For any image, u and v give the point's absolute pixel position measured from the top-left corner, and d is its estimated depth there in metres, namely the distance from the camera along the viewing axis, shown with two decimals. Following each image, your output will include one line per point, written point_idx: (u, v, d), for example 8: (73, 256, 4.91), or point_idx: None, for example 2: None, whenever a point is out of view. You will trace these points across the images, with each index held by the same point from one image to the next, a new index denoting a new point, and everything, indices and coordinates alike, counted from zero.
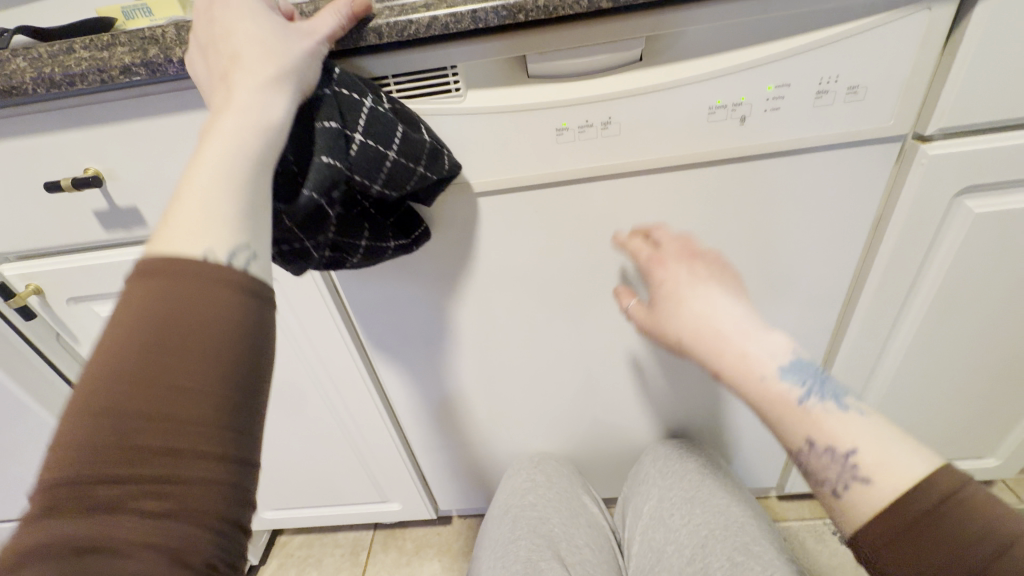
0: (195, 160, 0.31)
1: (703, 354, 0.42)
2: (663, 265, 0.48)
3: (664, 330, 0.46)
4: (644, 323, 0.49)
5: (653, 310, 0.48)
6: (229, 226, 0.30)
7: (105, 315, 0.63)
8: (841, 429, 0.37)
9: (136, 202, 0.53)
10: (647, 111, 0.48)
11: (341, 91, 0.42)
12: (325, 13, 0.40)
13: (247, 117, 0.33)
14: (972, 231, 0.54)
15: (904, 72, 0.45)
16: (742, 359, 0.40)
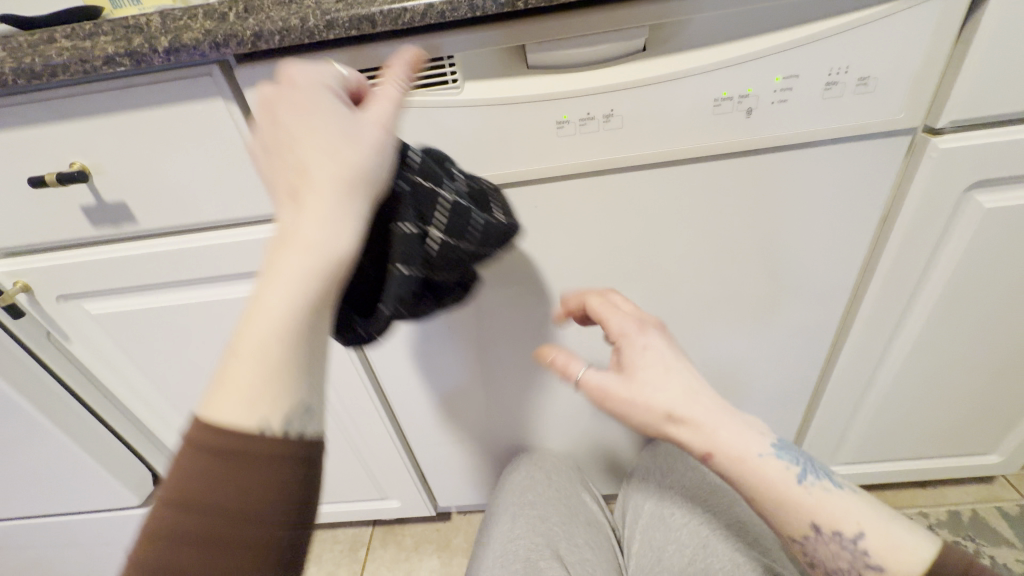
0: (253, 312, 0.27)
1: (688, 428, 0.41)
2: (639, 336, 0.46)
3: (642, 402, 0.42)
4: (610, 393, 0.43)
5: (628, 382, 0.44)
6: (287, 392, 0.27)
7: (95, 313, 0.62)
8: (845, 513, 0.39)
9: (124, 198, 0.52)
10: (651, 103, 0.46)
11: (417, 183, 0.40)
12: (386, 83, 0.33)
13: (317, 255, 0.27)
14: (982, 226, 0.53)
15: (916, 62, 0.44)
16: (724, 436, 0.40)
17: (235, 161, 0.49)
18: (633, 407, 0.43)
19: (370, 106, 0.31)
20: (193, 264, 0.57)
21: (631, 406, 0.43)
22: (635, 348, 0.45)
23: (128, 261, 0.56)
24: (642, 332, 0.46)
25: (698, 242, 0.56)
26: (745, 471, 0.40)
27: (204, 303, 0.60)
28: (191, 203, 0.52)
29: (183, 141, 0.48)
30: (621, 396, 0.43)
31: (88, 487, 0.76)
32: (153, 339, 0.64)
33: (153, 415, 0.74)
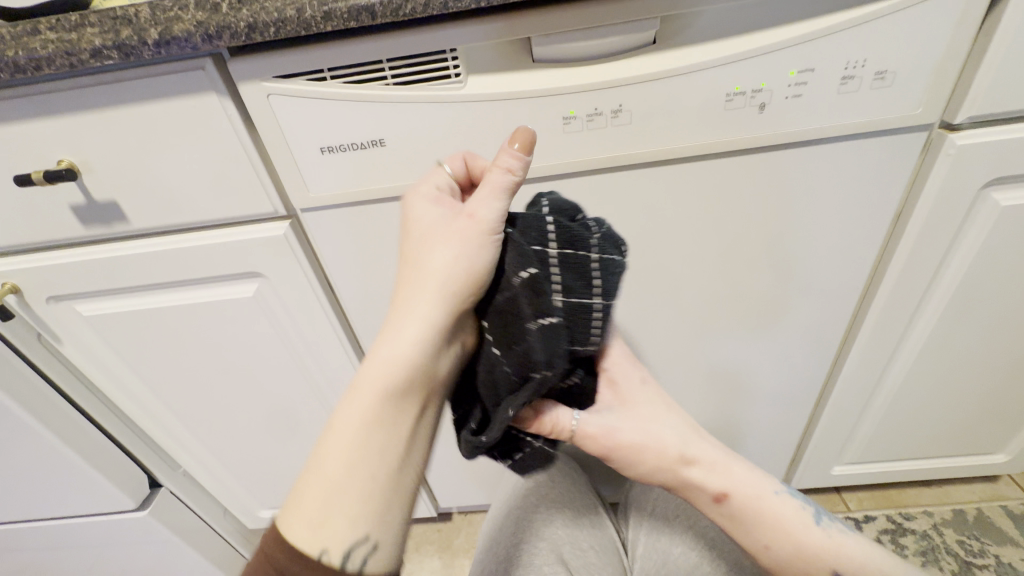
0: (344, 415, 0.35)
1: (701, 473, 0.48)
2: (630, 376, 0.51)
3: (655, 446, 0.48)
4: (623, 438, 0.48)
5: (634, 422, 0.49)
6: (356, 511, 0.33)
7: (87, 315, 0.60)
8: (859, 551, 0.45)
9: (115, 197, 0.50)
10: (661, 98, 0.44)
11: (530, 276, 0.38)
12: (481, 191, 0.38)
13: (393, 368, 0.35)
14: (997, 225, 0.51)
15: (935, 56, 0.43)
16: (731, 476, 0.48)
17: (230, 158, 0.48)
18: (646, 452, 0.48)
19: (464, 219, 0.38)
20: (187, 264, 0.55)
21: (643, 450, 0.48)
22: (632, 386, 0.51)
23: (120, 261, 0.55)
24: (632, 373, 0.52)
25: (707, 241, 0.55)
26: (761, 507, 0.47)
27: (199, 304, 0.59)
28: (185, 202, 0.50)
29: (176, 137, 0.46)
30: (635, 441, 0.48)
31: (84, 492, 0.75)
32: (147, 341, 0.63)
33: (149, 418, 0.73)
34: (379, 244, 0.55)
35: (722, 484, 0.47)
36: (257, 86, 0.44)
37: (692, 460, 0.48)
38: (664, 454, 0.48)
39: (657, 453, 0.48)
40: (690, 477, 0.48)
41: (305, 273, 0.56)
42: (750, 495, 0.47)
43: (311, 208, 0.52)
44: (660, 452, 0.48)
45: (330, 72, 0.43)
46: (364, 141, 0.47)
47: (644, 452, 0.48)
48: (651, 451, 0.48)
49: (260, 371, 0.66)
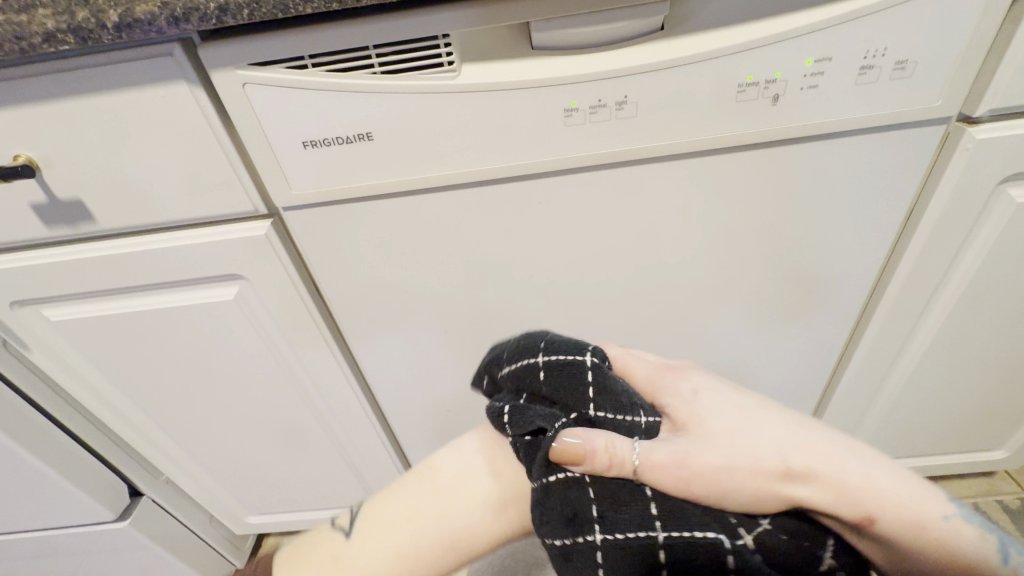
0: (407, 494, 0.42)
1: (795, 452, 0.32)
2: (669, 391, 0.38)
3: (724, 457, 0.33)
4: (699, 463, 0.33)
5: (711, 444, 0.33)
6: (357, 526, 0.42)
7: (56, 320, 0.56)
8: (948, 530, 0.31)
9: (80, 195, 0.46)
10: (668, 89, 0.42)
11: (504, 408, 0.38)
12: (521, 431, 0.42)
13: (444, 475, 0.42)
14: (1012, 222, 0.50)
15: (959, 44, 0.40)
16: (844, 470, 0.32)
17: (203, 152, 0.44)
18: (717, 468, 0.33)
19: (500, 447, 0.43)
20: (162, 267, 0.51)
21: (732, 474, 0.32)
22: (692, 400, 0.36)
23: (88, 264, 0.51)
24: (684, 375, 0.39)
25: (713, 239, 0.52)
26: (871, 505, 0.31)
27: (177, 309, 0.55)
28: (156, 200, 0.47)
29: (143, 130, 0.42)
30: (717, 463, 0.32)
31: (58, 503, 0.71)
32: (122, 347, 0.59)
33: (127, 426, 0.69)
34: (367, 243, 0.51)
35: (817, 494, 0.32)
36: (231, 74, 0.40)
37: (787, 476, 0.32)
38: (755, 463, 0.32)
39: (752, 454, 0.33)
40: (783, 489, 0.32)
41: (292, 280, 0.53)
42: (865, 489, 0.31)
43: (293, 205, 0.48)
44: (737, 459, 0.33)
45: (311, 60, 0.40)
46: (350, 134, 0.43)
47: (712, 468, 0.32)
48: (724, 461, 0.33)
49: (244, 377, 0.63)
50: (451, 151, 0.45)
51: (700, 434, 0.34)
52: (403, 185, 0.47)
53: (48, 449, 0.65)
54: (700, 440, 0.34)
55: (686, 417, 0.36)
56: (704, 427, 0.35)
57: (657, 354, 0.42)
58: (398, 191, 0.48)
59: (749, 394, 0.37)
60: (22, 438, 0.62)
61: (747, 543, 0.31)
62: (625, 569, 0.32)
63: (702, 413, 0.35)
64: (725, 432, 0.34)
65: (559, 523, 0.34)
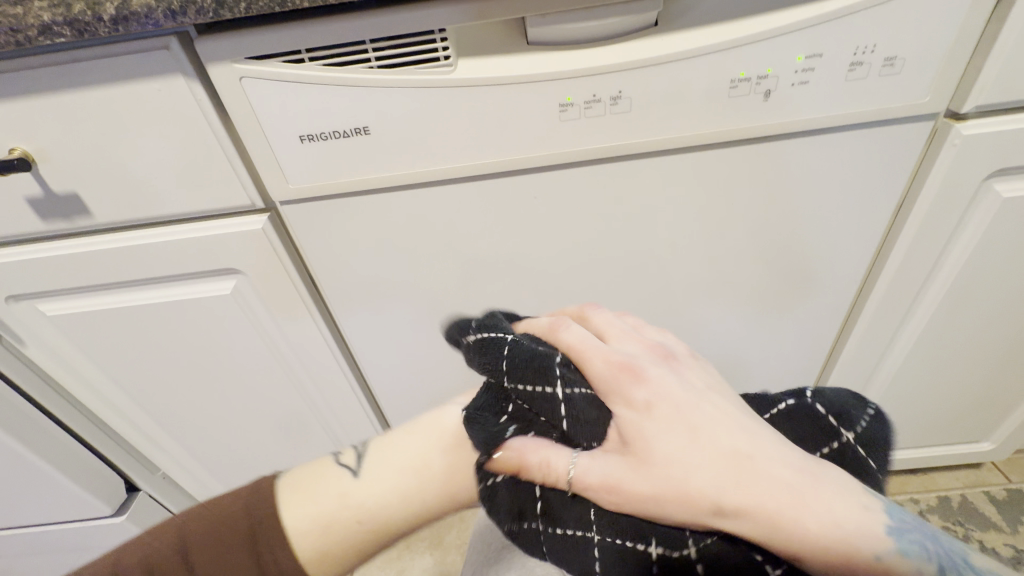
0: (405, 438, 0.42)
1: (726, 482, 0.31)
2: (627, 393, 0.36)
3: (654, 486, 0.33)
4: (629, 492, 0.33)
5: (643, 472, 0.33)
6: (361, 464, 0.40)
7: (51, 314, 0.56)
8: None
9: (76, 188, 0.46)
10: (662, 85, 0.42)
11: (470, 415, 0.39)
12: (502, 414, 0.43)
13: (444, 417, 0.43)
14: (998, 217, 0.51)
15: (946, 41, 0.41)
16: (777, 509, 0.30)
17: (200, 146, 0.44)
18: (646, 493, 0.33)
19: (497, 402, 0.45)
20: (158, 261, 0.51)
21: (659, 504, 0.33)
22: (640, 417, 0.35)
23: (84, 258, 0.51)
24: (643, 380, 0.36)
25: (706, 233, 0.53)
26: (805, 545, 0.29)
27: (173, 303, 0.55)
28: (153, 194, 0.47)
29: (139, 123, 0.43)
30: (647, 492, 0.33)
31: (54, 498, 0.71)
32: (118, 342, 0.59)
33: (122, 421, 0.69)
34: (364, 237, 0.52)
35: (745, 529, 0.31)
36: (228, 67, 0.40)
37: (718, 509, 0.31)
38: (683, 492, 0.32)
39: (682, 484, 0.32)
40: (712, 521, 0.32)
41: (288, 274, 0.54)
42: (799, 530, 0.29)
43: (291, 199, 0.49)
44: (667, 490, 0.32)
45: (308, 54, 0.40)
46: (348, 128, 0.44)
47: (640, 495, 0.33)
48: (654, 489, 0.33)
49: (241, 372, 0.63)
50: (447, 146, 0.45)
51: (639, 459, 0.34)
52: (401, 179, 0.47)
53: (44, 444, 0.65)
54: (636, 465, 0.33)
55: (629, 437, 0.34)
56: (642, 451, 0.34)
57: (631, 338, 0.39)
58: (395, 186, 0.48)
59: (707, 406, 0.35)
60: (17, 432, 0.63)
61: (691, 553, 0.32)
62: (563, 556, 0.35)
63: (648, 433, 0.34)
64: (667, 458, 0.33)
65: (508, 513, 0.37)
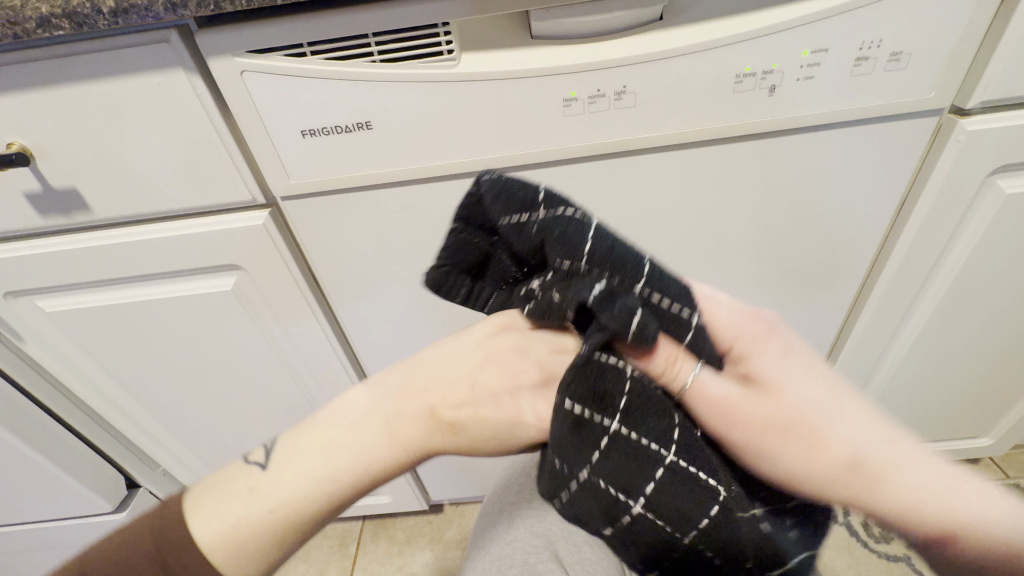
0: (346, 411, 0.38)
1: (840, 433, 0.32)
2: (767, 338, 0.38)
3: (817, 454, 0.32)
4: (739, 413, 0.34)
5: (765, 406, 0.34)
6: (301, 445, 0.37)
7: (50, 311, 0.56)
8: None
9: (75, 184, 0.46)
10: (666, 79, 0.42)
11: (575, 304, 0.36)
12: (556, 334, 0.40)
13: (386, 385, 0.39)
14: (1002, 212, 0.50)
15: (953, 36, 0.41)
16: (923, 481, 0.29)
17: (200, 141, 0.44)
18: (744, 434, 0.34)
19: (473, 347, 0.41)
20: (158, 257, 0.51)
21: (783, 432, 0.33)
22: (776, 359, 0.37)
23: (83, 254, 0.50)
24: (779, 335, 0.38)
25: (709, 229, 0.53)
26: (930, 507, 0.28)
27: (173, 299, 0.55)
28: (153, 190, 0.46)
29: (139, 118, 0.42)
30: (758, 422, 0.34)
31: (54, 495, 0.71)
32: (118, 338, 0.59)
33: (122, 417, 0.69)
34: (366, 233, 0.51)
35: (968, 526, 0.28)
36: (229, 61, 0.40)
37: (816, 439, 0.32)
38: (797, 452, 0.32)
39: (784, 434, 0.33)
40: (833, 468, 0.31)
41: (290, 270, 0.53)
42: (923, 492, 0.29)
43: (292, 195, 0.48)
44: (800, 435, 0.33)
45: (310, 47, 0.40)
46: (350, 123, 0.43)
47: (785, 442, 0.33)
48: (793, 439, 0.33)
49: (241, 368, 0.63)
50: (450, 141, 0.45)
51: (761, 404, 0.34)
52: (403, 174, 0.47)
53: (44, 440, 0.65)
54: (771, 416, 0.34)
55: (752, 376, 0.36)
56: (770, 398, 0.35)
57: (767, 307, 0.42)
58: (397, 181, 0.48)
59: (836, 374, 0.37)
60: (17, 428, 0.63)
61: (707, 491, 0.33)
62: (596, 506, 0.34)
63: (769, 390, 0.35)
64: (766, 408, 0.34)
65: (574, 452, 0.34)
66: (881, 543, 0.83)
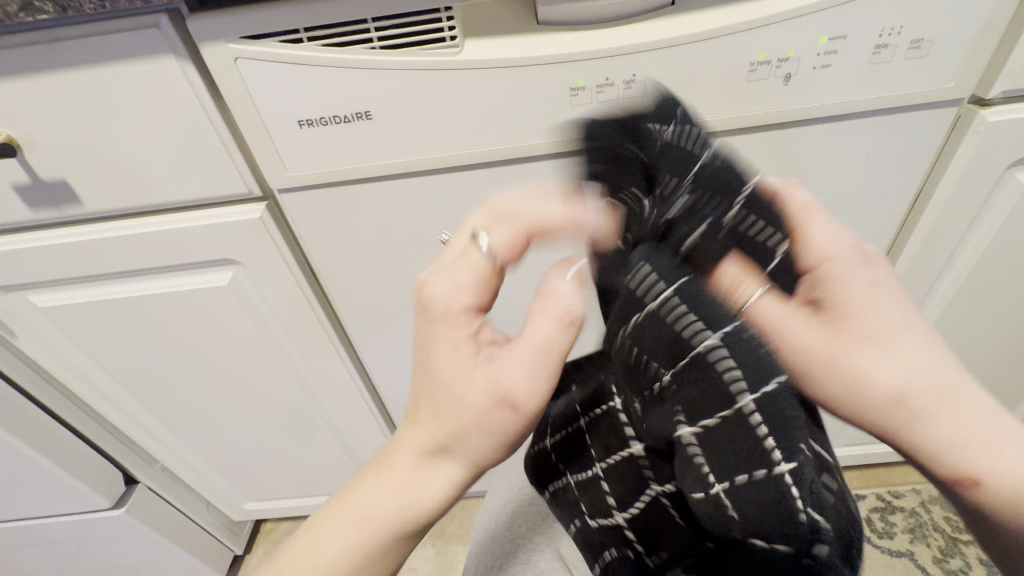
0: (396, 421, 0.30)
1: (891, 346, 0.25)
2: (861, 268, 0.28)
3: (842, 371, 0.26)
4: (789, 339, 0.28)
5: (814, 330, 0.28)
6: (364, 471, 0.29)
7: (43, 306, 0.54)
8: None
9: (65, 175, 0.44)
10: (678, 67, 0.40)
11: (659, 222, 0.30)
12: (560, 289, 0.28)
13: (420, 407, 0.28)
14: (1020, 206, 0.49)
15: (977, 23, 0.39)
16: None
17: (194, 131, 0.42)
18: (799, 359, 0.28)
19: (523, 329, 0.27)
20: (152, 251, 0.50)
21: (867, 374, 0.25)
22: (857, 281, 0.27)
23: (74, 247, 0.49)
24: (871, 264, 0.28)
25: None
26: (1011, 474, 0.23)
27: (169, 293, 0.53)
28: (145, 182, 0.45)
29: (129, 106, 0.40)
30: (805, 344, 0.28)
31: (49, 490, 0.70)
32: (113, 333, 0.57)
33: (119, 413, 0.68)
34: (365, 226, 0.50)
35: (963, 461, 0.23)
36: (222, 48, 0.38)
37: (862, 375, 0.26)
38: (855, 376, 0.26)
39: (834, 360, 0.27)
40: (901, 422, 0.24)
41: (287, 264, 0.52)
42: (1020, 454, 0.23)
43: (289, 187, 0.47)
44: (844, 356, 0.26)
45: (306, 33, 0.38)
46: (348, 113, 0.42)
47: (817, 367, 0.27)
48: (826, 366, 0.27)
49: (239, 364, 0.62)
50: (453, 131, 0.43)
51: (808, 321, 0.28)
52: (404, 167, 0.45)
53: (41, 438, 0.64)
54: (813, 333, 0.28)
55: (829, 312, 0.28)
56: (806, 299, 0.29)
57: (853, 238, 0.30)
58: (398, 174, 0.46)
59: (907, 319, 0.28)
60: (14, 428, 0.61)
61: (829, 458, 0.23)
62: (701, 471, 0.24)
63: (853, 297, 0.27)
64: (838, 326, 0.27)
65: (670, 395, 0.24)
66: (884, 539, 0.83)
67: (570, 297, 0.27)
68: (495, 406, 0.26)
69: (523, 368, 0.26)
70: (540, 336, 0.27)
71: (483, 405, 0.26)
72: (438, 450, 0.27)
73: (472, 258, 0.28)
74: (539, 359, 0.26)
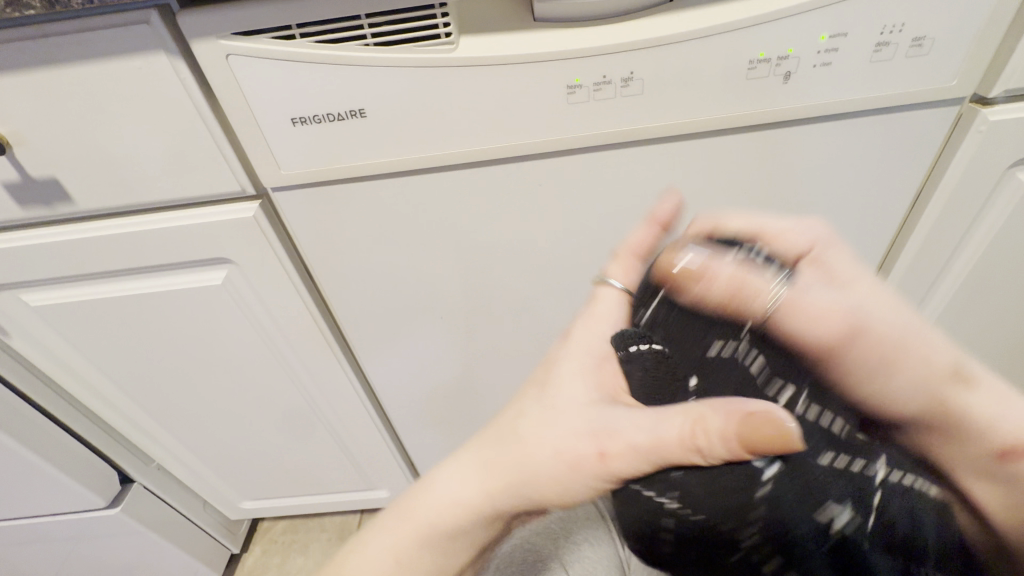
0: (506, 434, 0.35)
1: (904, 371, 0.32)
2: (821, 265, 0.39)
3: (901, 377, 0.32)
4: (873, 330, 0.35)
5: (830, 300, 0.37)
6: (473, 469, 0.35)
7: (35, 305, 0.54)
8: None
9: (55, 173, 0.44)
10: (676, 65, 0.40)
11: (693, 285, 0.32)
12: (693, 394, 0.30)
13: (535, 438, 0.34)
14: (1021, 206, 0.49)
15: (979, 21, 0.38)
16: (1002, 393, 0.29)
17: (186, 129, 0.42)
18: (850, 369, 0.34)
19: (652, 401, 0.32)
20: (145, 250, 0.49)
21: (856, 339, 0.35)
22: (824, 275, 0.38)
23: (66, 246, 0.48)
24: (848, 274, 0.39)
25: None
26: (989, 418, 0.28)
27: (163, 293, 0.53)
28: (138, 180, 0.44)
29: (120, 104, 0.40)
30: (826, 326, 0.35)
31: (44, 490, 0.69)
32: (107, 333, 0.57)
33: (114, 413, 0.68)
34: (360, 225, 0.50)
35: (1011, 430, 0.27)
36: (213, 44, 0.37)
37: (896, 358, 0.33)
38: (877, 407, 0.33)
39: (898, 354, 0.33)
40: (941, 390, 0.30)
41: (282, 263, 0.51)
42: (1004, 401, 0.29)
43: (283, 185, 0.46)
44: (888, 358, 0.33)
45: (298, 29, 0.37)
46: (342, 110, 0.41)
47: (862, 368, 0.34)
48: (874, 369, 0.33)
49: (235, 363, 0.61)
50: (448, 130, 0.43)
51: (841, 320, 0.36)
52: (399, 165, 0.45)
53: (35, 438, 0.64)
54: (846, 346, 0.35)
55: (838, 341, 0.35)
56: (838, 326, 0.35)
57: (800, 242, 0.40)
58: (392, 173, 0.46)
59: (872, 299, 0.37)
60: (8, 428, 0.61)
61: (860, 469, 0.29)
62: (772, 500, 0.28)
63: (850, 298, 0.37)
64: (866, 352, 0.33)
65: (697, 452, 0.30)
66: None
67: (724, 423, 0.29)
68: (589, 449, 0.33)
69: (632, 442, 0.31)
70: (667, 427, 0.30)
71: (575, 446, 0.33)
72: (512, 479, 0.34)
73: (605, 301, 0.39)
74: (649, 443, 0.31)
